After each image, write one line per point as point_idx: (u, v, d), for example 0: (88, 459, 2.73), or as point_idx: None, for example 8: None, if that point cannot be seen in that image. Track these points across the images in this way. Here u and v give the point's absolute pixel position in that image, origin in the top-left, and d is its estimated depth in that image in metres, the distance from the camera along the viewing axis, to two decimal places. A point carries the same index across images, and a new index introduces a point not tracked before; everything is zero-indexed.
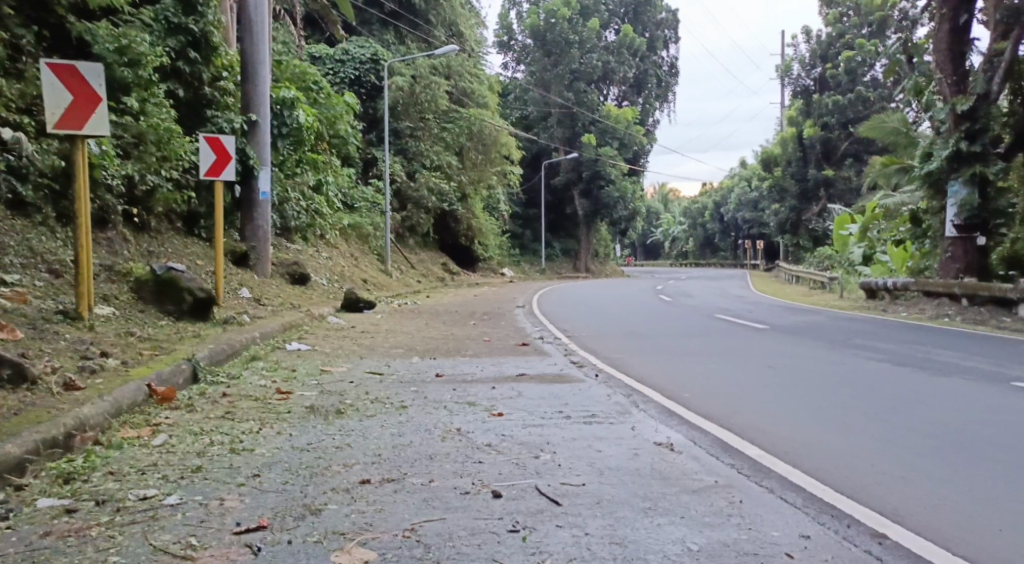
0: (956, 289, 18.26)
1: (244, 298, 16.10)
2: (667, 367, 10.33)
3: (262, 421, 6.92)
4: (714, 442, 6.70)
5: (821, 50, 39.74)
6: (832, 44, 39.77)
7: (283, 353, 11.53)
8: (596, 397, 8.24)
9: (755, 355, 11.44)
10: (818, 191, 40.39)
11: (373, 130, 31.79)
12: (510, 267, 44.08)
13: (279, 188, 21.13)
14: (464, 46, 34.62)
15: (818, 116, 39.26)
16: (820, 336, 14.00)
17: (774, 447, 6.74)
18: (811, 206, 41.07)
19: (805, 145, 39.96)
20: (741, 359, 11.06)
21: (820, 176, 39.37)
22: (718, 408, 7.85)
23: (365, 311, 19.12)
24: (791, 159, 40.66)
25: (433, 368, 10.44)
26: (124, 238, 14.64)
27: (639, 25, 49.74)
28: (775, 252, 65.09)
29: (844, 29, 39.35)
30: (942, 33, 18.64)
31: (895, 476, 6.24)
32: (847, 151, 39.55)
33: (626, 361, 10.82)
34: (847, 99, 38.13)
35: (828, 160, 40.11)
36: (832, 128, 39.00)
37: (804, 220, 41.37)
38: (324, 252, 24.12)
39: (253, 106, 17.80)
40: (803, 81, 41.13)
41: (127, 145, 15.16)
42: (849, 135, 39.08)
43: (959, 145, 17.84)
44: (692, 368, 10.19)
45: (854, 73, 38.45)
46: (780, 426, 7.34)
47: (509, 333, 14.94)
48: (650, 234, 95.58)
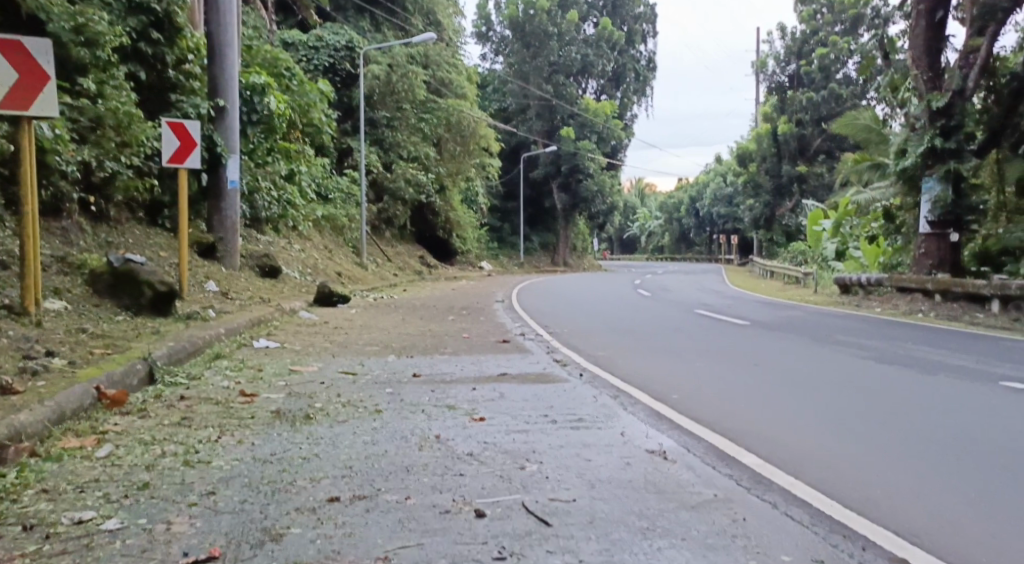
0: (929, 285, 17.83)
1: (209, 291, 15.47)
2: (654, 366, 9.81)
3: (221, 429, 6.35)
4: (711, 450, 6.20)
5: (796, 45, 39.14)
6: (806, 42, 39.13)
7: (249, 350, 10.95)
8: (582, 398, 7.72)
9: (743, 352, 10.95)
10: (792, 187, 40.06)
11: (348, 119, 31.09)
12: (487, 260, 43.58)
13: (250, 178, 20.46)
14: (440, 35, 33.91)
15: (793, 112, 38.88)
16: (808, 332, 13.54)
17: (774, 455, 6.24)
18: (785, 201, 40.74)
19: (780, 141, 39.58)
20: (730, 357, 10.55)
21: (794, 171, 39.01)
22: (710, 411, 7.34)
23: (338, 304, 18.53)
24: (766, 154, 40.22)
25: (409, 367, 9.90)
26: (81, 227, 14.20)
27: (618, 18, 49.18)
28: (751, 247, 64.83)
29: (818, 25, 38.95)
30: (919, 29, 18.16)
31: (907, 488, 5.74)
32: (821, 148, 39.19)
33: (611, 360, 10.30)
34: (820, 96, 37.69)
35: (803, 156, 39.75)
36: (806, 124, 38.63)
37: (778, 216, 41.05)
38: (297, 244, 23.48)
39: (219, 91, 17.15)
40: (778, 77, 40.36)
41: (84, 129, 14.50)
42: (822, 131, 38.76)
43: (934, 141, 17.19)
44: (679, 367, 9.68)
45: (827, 70, 37.97)
46: (777, 430, 6.84)
47: (489, 329, 14.41)
48: (627, 228, 95.31)
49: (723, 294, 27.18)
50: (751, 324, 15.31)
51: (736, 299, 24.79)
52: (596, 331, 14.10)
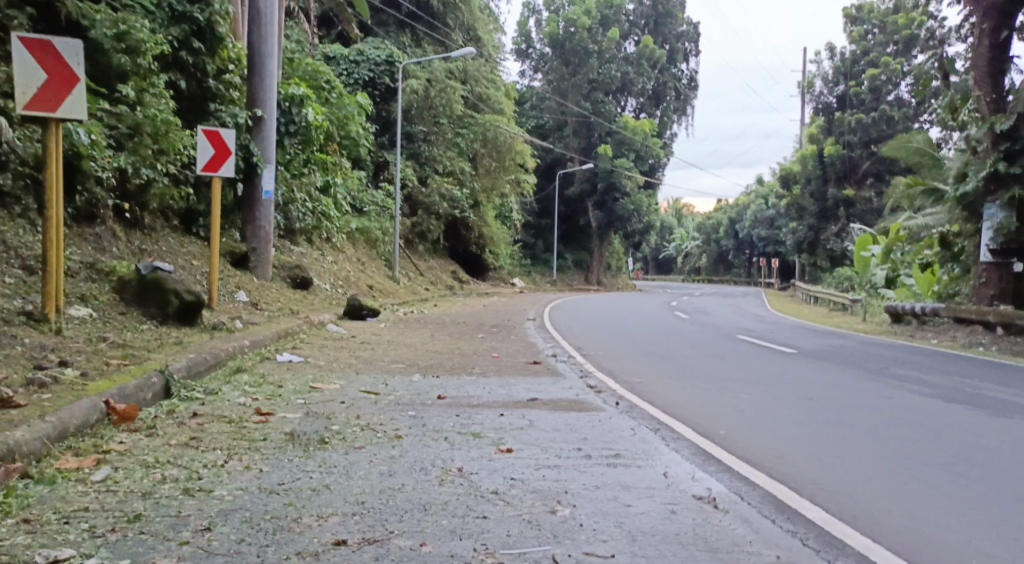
0: (991, 316, 17.13)
1: (239, 302, 15.14)
2: (696, 397, 9.27)
3: (229, 451, 5.97)
4: (765, 499, 5.67)
5: (846, 66, 38.56)
6: (856, 62, 38.52)
7: (271, 365, 10.54)
8: (618, 431, 7.22)
9: (789, 385, 10.38)
10: (837, 211, 39.27)
11: (385, 132, 30.83)
12: (520, 277, 43.15)
13: (285, 188, 20.18)
14: (481, 50, 33.66)
15: (840, 134, 38.18)
16: (857, 364, 12.94)
17: (840, 508, 5.69)
18: (830, 225, 39.93)
19: (825, 164, 38.82)
20: (776, 390, 9.99)
21: (839, 195, 38.24)
22: (764, 452, 6.79)
23: (368, 318, 18.17)
24: (810, 176, 39.45)
25: (437, 388, 9.43)
26: (114, 233, 13.82)
27: (660, 36, 48.71)
28: (791, 270, 63.86)
29: (870, 45, 38.25)
30: (983, 49, 17.51)
31: (999, 555, 5.17)
32: (869, 171, 38.42)
33: (650, 390, 9.77)
34: (869, 118, 36.90)
35: (850, 179, 38.98)
36: (854, 146, 37.89)
37: (822, 240, 40.25)
38: (330, 256, 23.17)
39: (258, 101, 16.87)
40: (825, 98, 40.01)
41: (121, 136, 14.18)
42: (871, 154, 37.93)
43: (1000, 166, 16.59)
44: (722, 400, 9.12)
45: (877, 92, 37.24)
46: (841, 477, 6.29)
47: (521, 349, 13.93)
48: (662, 249, 94.55)
49: (761, 319, 26.50)
50: (795, 353, 14.72)
51: (775, 324, 24.11)
52: (631, 355, 13.57)
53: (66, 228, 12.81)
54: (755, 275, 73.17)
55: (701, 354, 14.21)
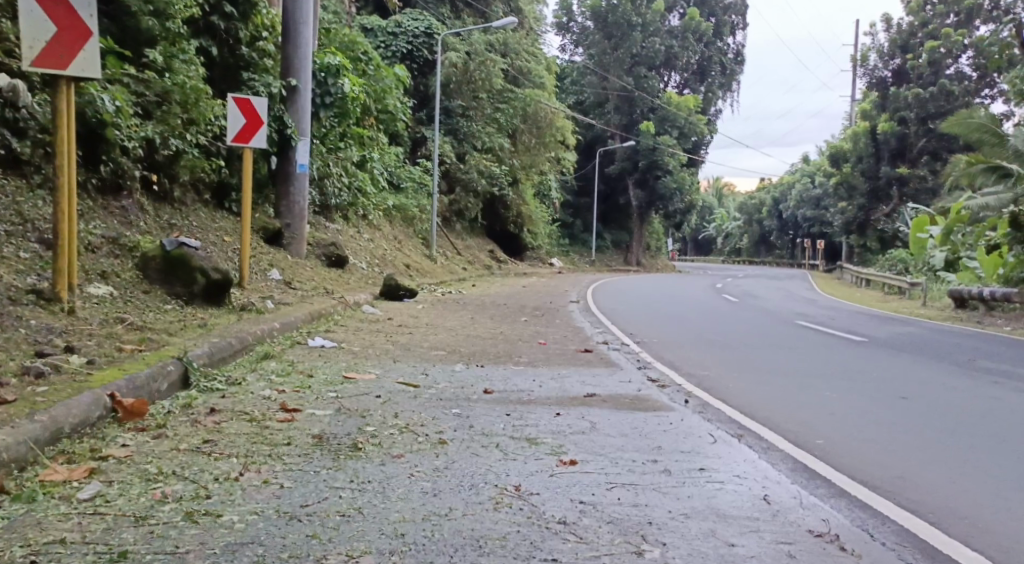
0: None
1: (271, 280, 14.37)
2: (777, 395, 8.41)
3: (245, 458, 5.19)
4: (898, 539, 4.95)
5: (903, 39, 36.96)
6: (913, 34, 36.85)
7: (301, 351, 9.67)
8: (693, 441, 6.40)
9: (871, 380, 9.56)
10: (890, 190, 37.80)
11: (423, 108, 29.95)
12: (559, 257, 42.20)
13: (320, 163, 19.34)
14: (522, 21, 32.50)
15: (895, 109, 36.55)
16: (938, 356, 11.96)
17: (998, 555, 4.90)
18: (881, 205, 38.71)
19: (878, 141, 37.33)
20: (862, 386, 9.16)
21: (893, 173, 36.77)
22: (882, 471, 6.02)
23: (405, 299, 17.36)
24: (863, 155, 38.05)
25: (481, 380, 8.55)
26: (142, 207, 13.03)
27: (706, 9, 47.23)
28: (837, 252, 62.21)
29: (928, 17, 36.30)
30: None
31: None
32: (924, 149, 36.75)
33: (724, 385, 8.91)
34: (928, 92, 35.17)
35: (903, 158, 37.39)
36: (910, 123, 36.25)
37: (873, 220, 39.20)
38: (366, 233, 22.38)
39: (293, 70, 16.05)
40: (879, 72, 37.95)
41: (149, 104, 13.36)
42: (927, 131, 36.17)
43: None
44: (807, 399, 8.25)
45: (937, 66, 35.63)
46: (983, 505, 5.52)
47: (567, 336, 13.01)
48: (702, 229, 92.89)
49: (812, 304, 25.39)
50: (864, 342, 13.78)
51: (830, 309, 23.02)
52: (687, 343, 12.71)
53: (92, 200, 12.04)
54: (799, 257, 71.46)
55: (762, 341, 13.32)
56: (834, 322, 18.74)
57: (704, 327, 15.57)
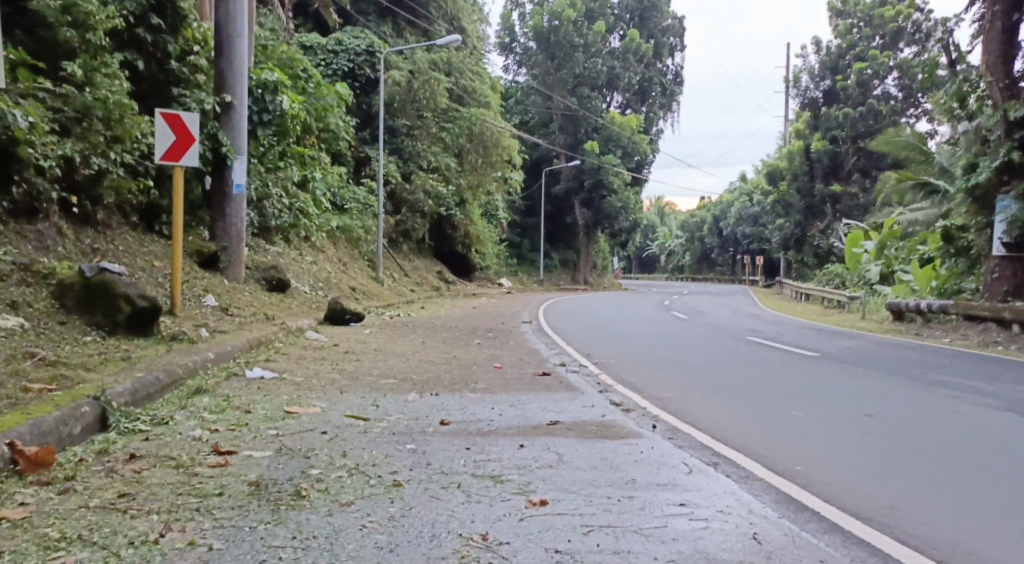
0: (1006, 314, 15.65)
1: (207, 306, 13.57)
2: (748, 416, 7.90)
3: (167, 517, 4.54)
4: None
5: (831, 60, 37.10)
6: (841, 57, 36.98)
7: (238, 384, 8.92)
8: (672, 470, 5.81)
9: (836, 397, 9.09)
10: (824, 207, 37.83)
11: (366, 127, 29.24)
12: (507, 277, 41.69)
13: (259, 184, 18.54)
14: (466, 42, 32.01)
15: (826, 129, 36.58)
16: (897, 370, 11.64)
17: None
18: (817, 221, 38.57)
19: (812, 159, 37.28)
20: (830, 403, 8.68)
21: (827, 191, 36.86)
22: (871, 498, 5.50)
23: (351, 324, 16.62)
24: (797, 173, 38.11)
25: (436, 410, 7.92)
26: (61, 232, 12.19)
27: (646, 30, 47.23)
28: (777, 269, 62.68)
29: (855, 40, 36.94)
30: (994, 32, 16.01)
31: None
32: (855, 167, 36.90)
33: (691, 407, 8.37)
34: (857, 113, 35.55)
35: (837, 175, 37.51)
36: (841, 141, 36.41)
37: (809, 236, 38.94)
38: (309, 256, 21.59)
39: (227, 86, 15.27)
40: (811, 93, 38.17)
41: (69, 121, 12.51)
42: (858, 149, 36.51)
43: (1014, 155, 15.31)
44: (780, 419, 7.76)
45: (865, 86, 35.88)
46: (984, 534, 5.02)
47: (524, 358, 12.42)
48: (646, 248, 93.17)
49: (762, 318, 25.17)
50: (820, 356, 13.43)
51: (779, 324, 22.79)
52: (643, 363, 12.20)
53: (2, 225, 11.27)
54: (741, 274, 71.87)
55: (719, 359, 12.85)
56: (789, 337, 18.43)
57: (659, 345, 15.07)
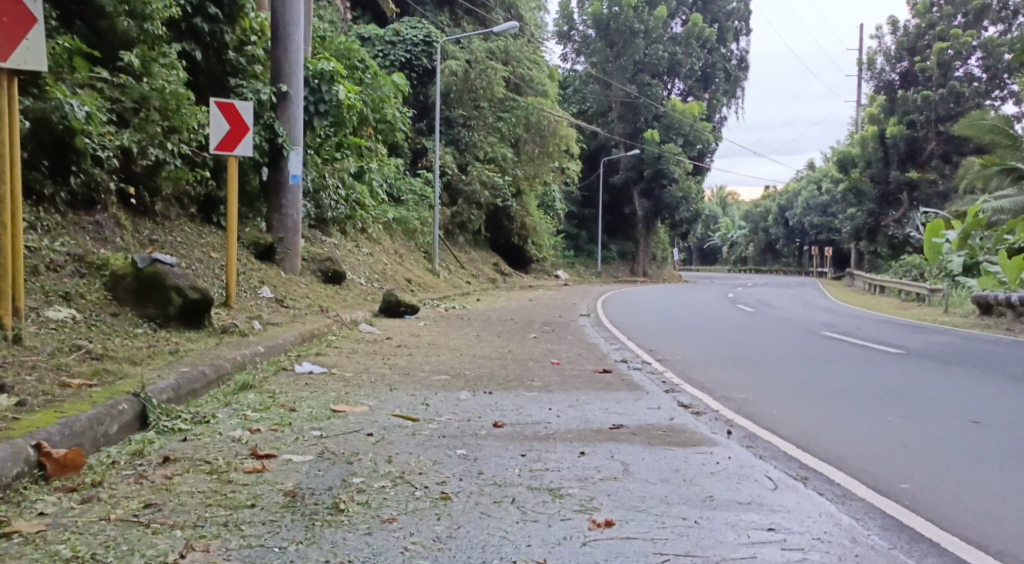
0: None
1: (262, 298, 13.30)
2: (831, 423, 7.48)
3: (192, 534, 4.27)
4: None
5: (909, 40, 35.69)
6: (920, 37, 35.60)
7: (286, 379, 8.55)
8: (748, 487, 5.37)
9: (926, 404, 8.57)
10: (901, 195, 36.75)
11: (423, 118, 28.89)
12: (564, 269, 41.16)
13: (316, 174, 18.25)
14: (524, 28, 31.48)
15: (903, 112, 35.34)
16: (983, 371, 11.09)
17: None
18: (892, 210, 37.74)
19: (887, 145, 36.13)
20: (921, 411, 8.18)
21: (903, 178, 35.72)
22: (985, 526, 5.03)
23: (406, 316, 16.28)
24: (869, 160, 37.01)
25: (490, 410, 7.46)
26: (118, 221, 11.94)
27: (708, 15, 46.15)
28: (844, 259, 61.20)
29: (936, 18, 35.22)
30: None
31: None
32: (935, 152, 35.54)
33: (769, 413, 7.96)
34: (937, 95, 34.08)
35: (914, 161, 36.28)
36: (920, 125, 35.09)
37: (883, 226, 38.07)
38: (365, 248, 21.32)
39: (283, 76, 14.98)
40: (886, 75, 36.63)
41: (125, 111, 12.24)
42: (939, 133, 35.10)
43: None
44: (867, 427, 7.35)
45: (946, 68, 34.15)
46: None
47: (583, 354, 11.94)
48: (707, 239, 91.73)
49: (830, 312, 24.33)
50: (898, 353, 12.90)
51: (849, 318, 21.95)
52: (713, 360, 11.72)
53: (60, 216, 10.96)
54: (806, 265, 70.29)
55: (793, 356, 12.33)
56: (861, 332, 17.71)
57: (727, 341, 14.56)
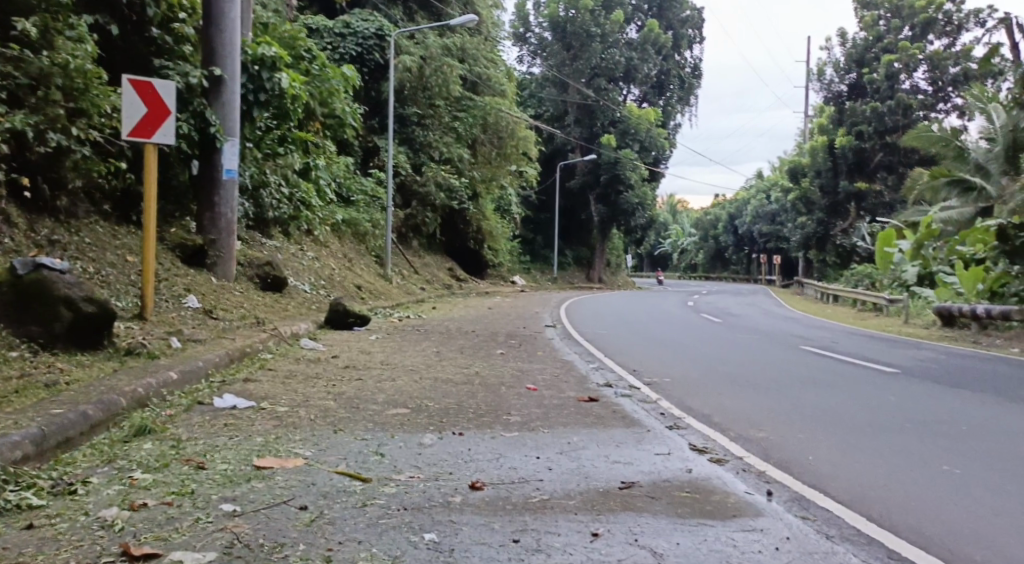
0: None
1: (188, 308, 11.37)
2: (892, 482, 6.09)
3: None
4: None
5: (857, 53, 34.32)
6: (868, 49, 34.27)
7: (201, 418, 6.70)
8: None
9: (978, 446, 7.24)
10: (848, 205, 35.22)
11: (375, 115, 27.05)
12: (520, 275, 39.57)
13: (255, 171, 16.28)
14: (480, 27, 29.67)
15: (852, 124, 33.74)
16: (1006, 395, 9.83)
17: None
18: (840, 220, 36.12)
19: (836, 155, 34.73)
20: (981, 458, 6.85)
21: (851, 189, 34.17)
22: None
23: (355, 328, 14.49)
24: (820, 168, 35.35)
25: (462, 463, 5.79)
26: (8, 219, 9.94)
27: (664, 21, 44.65)
28: (795, 267, 60.42)
29: (882, 32, 34.00)
30: None
31: None
32: (881, 164, 34.05)
33: (809, 464, 6.53)
34: (886, 105, 32.58)
35: (861, 172, 34.69)
36: (867, 137, 33.32)
37: (831, 235, 36.60)
38: (310, 252, 19.42)
39: (216, 57, 12.85)
40: (835, 86, 35.16)
41: (19, 88, 10.18)
42: (884, 145, 33.56)
43: None
44: (940, 490, 5.97)
45: (894, 79, 33.01)
46: None
47: (560, 376, 10.28)
48: (658, 246, 90.58)
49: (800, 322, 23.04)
50: (900, 371, 11.61)
51: (822, 329, 20.64)
52: (706, 381, 10.30)
53: None
54: (756, 273, 69.34)
55: (791, 375, 10.94)
56: (839, 345, 16.30)
57: (709, 355, 13.15)
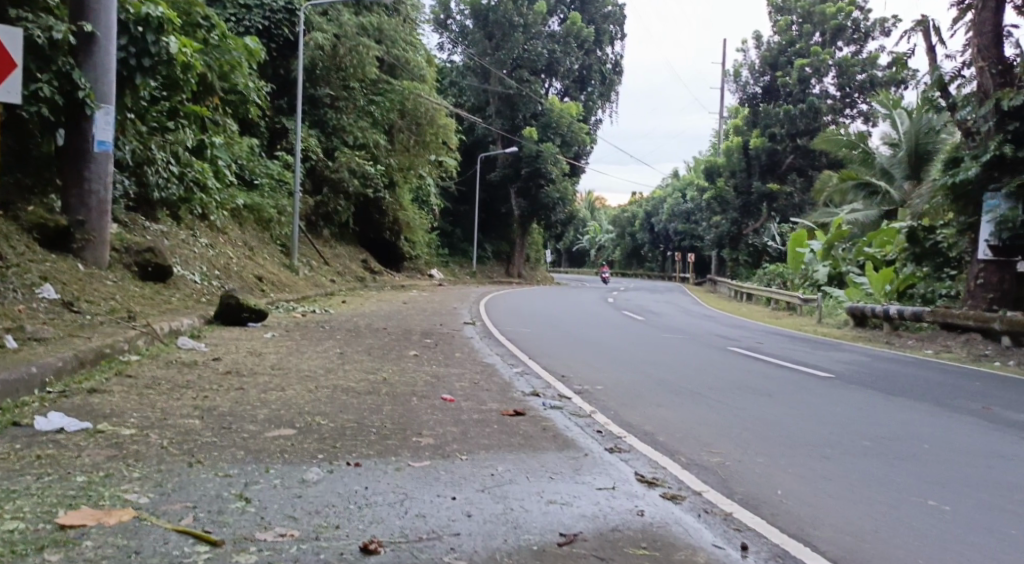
0: (996, 323, 12.95)
1: (41, 299, 9.74)
2: (888, 548, 4.95)
3: None
4: None
5: (771, 56, 33.29)
6: (781, 53, 33.24)
7: (11, 448, 5.17)
8: None
9: (961, 475, 6.13)
10: (760, 205, 34.28)
11: (284, 95, 25.24)
12: (438, 268, 38.12)
13: (138, 145, 14.48)
14: (398, 7, 27.97)
15: (765, 125, 32.95)
16: (958, 403, 8.82)
17: None
18: (751, 220, 35.03)
19: (750, 156, 33.45)
20: (971, 494, 5.76)
21: (764, 189, 33.13)
22: None
23: (249, 324, 12.87)
24: (735, 169, 34.24)
25: (351, 516, 4.59)
26: None
27: (586, 15, 43.36)
28: (706, 266, 60.03)
29: (795, 37, 33.06)
30: (986, 12, 13.45)
31: None
32: (792, 166, 33.38)
33: (781, 511, 5.34)
34: (797, 109, 31.87)
35: (773, 174, 33.82)
36: (780, 139, 32.70)
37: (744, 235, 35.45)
38: (203, 239, 17.62)
39: (84, 10, 11.00)
40: (750, 88, 34.31)
41: None
42: (796, 147, 32.87)
43: (1006, 149, 12.76)
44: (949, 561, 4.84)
45: (806, 84, 32.10)
46: None
47: (478, 384, 8.89)
48: (576, 243, 89.73)
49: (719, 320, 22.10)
50: (842, 374, 10.53)
51: (746, 328, 19.67)
52: (640, 390, 9.04)
53: None
54: (670, 271, 68.78)
55: (728, 382, 9.77)
56: (766, 345, 15.24)
57: (636, 356, 11.92)
